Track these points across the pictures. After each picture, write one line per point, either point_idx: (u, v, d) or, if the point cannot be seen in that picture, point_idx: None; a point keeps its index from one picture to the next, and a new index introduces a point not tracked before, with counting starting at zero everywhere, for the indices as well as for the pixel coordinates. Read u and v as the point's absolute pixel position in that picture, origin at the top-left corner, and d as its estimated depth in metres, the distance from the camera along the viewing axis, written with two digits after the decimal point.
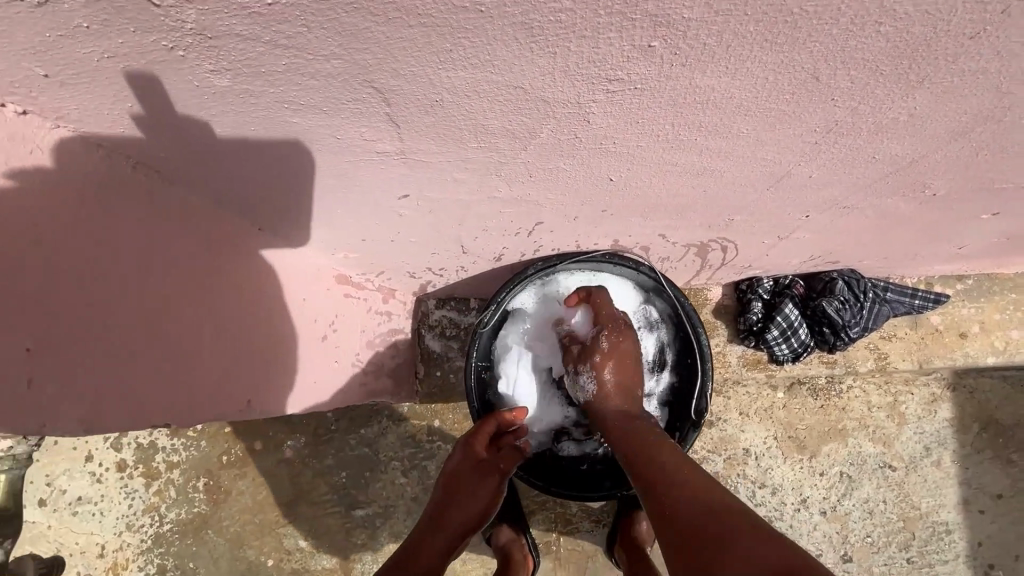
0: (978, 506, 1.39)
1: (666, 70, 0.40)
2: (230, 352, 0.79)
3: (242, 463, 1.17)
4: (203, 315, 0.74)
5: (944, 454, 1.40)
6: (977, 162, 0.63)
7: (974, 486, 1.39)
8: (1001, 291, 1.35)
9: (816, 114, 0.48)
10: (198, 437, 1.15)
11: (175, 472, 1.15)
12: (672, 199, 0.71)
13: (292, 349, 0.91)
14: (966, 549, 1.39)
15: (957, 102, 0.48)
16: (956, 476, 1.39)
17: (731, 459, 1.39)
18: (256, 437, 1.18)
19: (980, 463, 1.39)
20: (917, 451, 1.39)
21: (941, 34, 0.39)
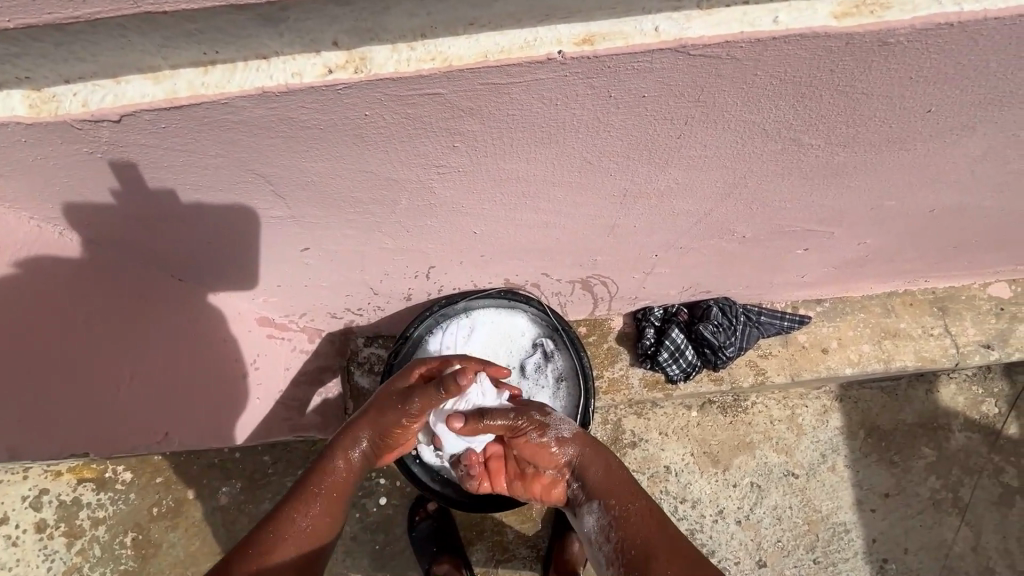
0: (869, 505, 1.65)
1: (472, 155, 0.55)
2: (150, 393, 0.93)
3: (174, 515, 1.23)
4: (127, 358, 0.87)
5: (837, 459, 1.67)
6: (755, 213, 0.82)
7: (865, 487, 1.65)
8: (853, 311, 1.59)
9: (605, 184, 0.65)
10: (127, 490, 1.22)
11: (100, 530, 1.21)
12: (533, 246, 0.87)
13: (212, 391, 1.03)
14: (863, 545, 1.63)
15: (704, 174, 0.66)
16: (849, 478, 1.66)
17: (654, 476, 1.61)
18: (188, 487, 1.24)
19: (867, 464, 1.67)
20: (814, 458, 1.65)
21: (655, 136, 0.55)
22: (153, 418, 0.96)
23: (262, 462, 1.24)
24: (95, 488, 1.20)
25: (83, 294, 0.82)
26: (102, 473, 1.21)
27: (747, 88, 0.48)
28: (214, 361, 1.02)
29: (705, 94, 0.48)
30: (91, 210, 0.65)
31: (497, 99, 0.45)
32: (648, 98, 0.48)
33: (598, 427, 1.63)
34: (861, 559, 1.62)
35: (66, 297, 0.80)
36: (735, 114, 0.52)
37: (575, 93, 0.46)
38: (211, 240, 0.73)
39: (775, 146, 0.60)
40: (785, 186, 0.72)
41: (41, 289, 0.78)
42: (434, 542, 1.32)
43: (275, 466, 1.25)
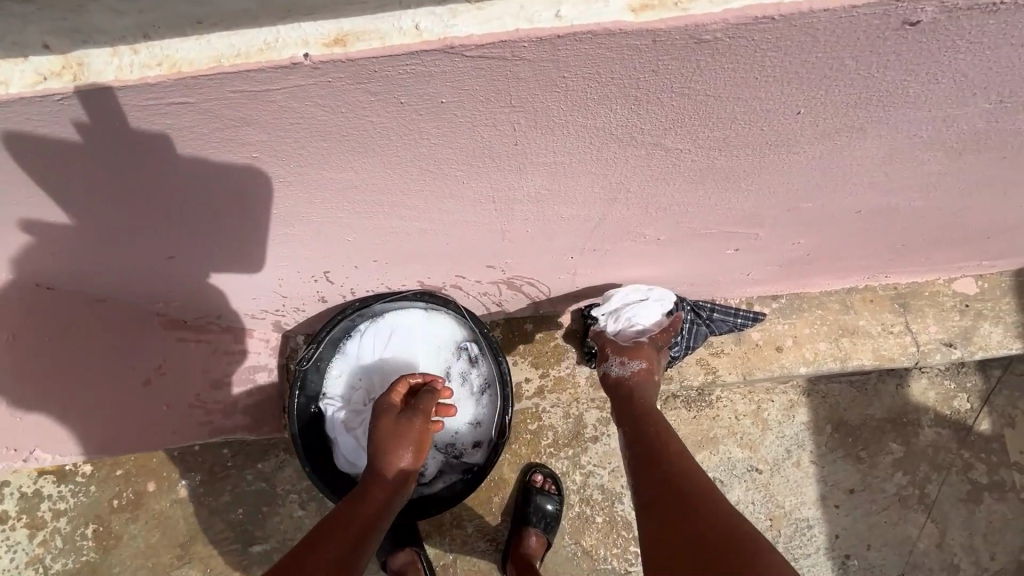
0: (833, 501, 1.61)
1: (285, 162, 0.49)
2: (63, 406, 1.01)
3: (132, 507, 1.27)
4: (30, 376, 0.96)
5: (802, 455, 1.63)
6: (659, 216, 0.76)
7: (829, 483, 1.62)
8: (810, 308, 1.53)
9: (465, 192, 0.60)
10: (87, 483, 1.26)
11: (61, 521, 1.26)
12: (427, 250, 0.82)
13: (130, 396, 1.07)
14: (825, 541, 1.60)
15: (574, 180, 0.60)
16: (814, 474, 1.62)
17: (615, 471, 1.54)
18: (148, 479, 1.28)
19: (832, 460, 1.63)
20: (778, 453, 1.62)
21: (485, 142, 0.49)
22: (69, 425, 1.03)
23: (219, 455, 1.29)
24: (56, 482, 1.25)
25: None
26: (63, 466, 1.26)
27: (556, 92, 0.42)
28: (123, 368, 1.05)
29: (517, 99, 0.42)
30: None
31: (262, 108, 0.40)
32: (448, 104, 0.42)
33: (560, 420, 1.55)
34: (823, 554, 1.60)
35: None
36: (567, 119, 0.46)
37: (353, 100, 0.40)
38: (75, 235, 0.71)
39: (639, 151, 0.54)
40: (675, 191, 0.67)
41: None
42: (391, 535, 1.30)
43: (234, 459, 1.31)
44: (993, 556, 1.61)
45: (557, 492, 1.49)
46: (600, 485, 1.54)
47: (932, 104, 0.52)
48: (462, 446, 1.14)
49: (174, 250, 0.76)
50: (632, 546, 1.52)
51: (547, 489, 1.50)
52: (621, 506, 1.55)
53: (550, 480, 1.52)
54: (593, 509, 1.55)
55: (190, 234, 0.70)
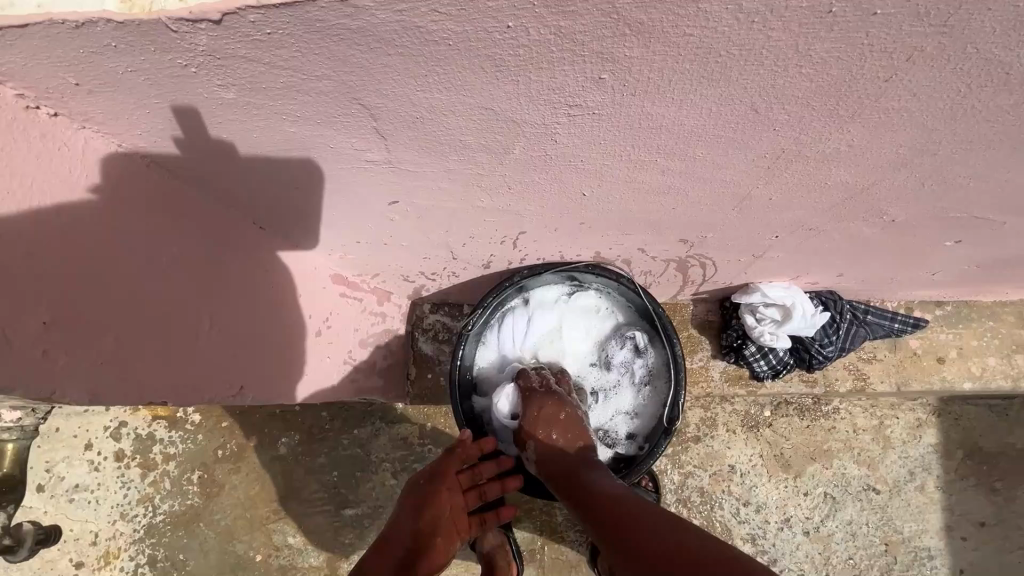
0: (960, 533, 1.48)
1: (619, 90, 0.44)
2: (229, 340, 0.83)
3: (235, 458, 1.29)
4: (209, 299, 0.78)
5: (927, 479, 1.49)
6: (924, 191, 0.67)
7: (957, 513, 1.48)
8: (980, 318, 1.38)
9: (759, 142, 0.54)
10: (194, 431, 1.30)
11: (170, 465, 1.29)
12: (641, 215, 0.77)
13: (276, 341, 0.94)
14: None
15: (891, 135, 0.53)
16: (939, 501, 1.48)
17: (715, 475, 1.50)
18: (249, 434, 1.31)
19: (962, 488, 1.48)
20: (900, 474, 1.49)
21: (856, 76, 0.43)
22: (231, 366, 0.84)
23: (319, 416, 1.30)
24: (167, 426, 1.29)
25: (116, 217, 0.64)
26: (174, 412, 1.31)
27: (1007, 6, 0.36)
28: (278, 312, 0.93)
29: (955, 14, 0.37)
30: (194, 153, 0.63)
31: (678, 12, 0.36)
32: (877, 16, 0.36)
33: None
34: None
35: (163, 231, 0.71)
36: (969, 48, 0.40)
37: (779, 7, 0.36)
38: (295, 182, 0.67)
39: (1006, 99, 0.47)
40: (984, 158, 0.58)
41: (125, 221, 0.66)
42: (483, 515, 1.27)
43: (332, 422, 1.32)
44: None
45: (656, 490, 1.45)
46: (699, 487, 1.49)
47: None
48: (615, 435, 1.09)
49: (361, 199, 0.71)
50: None
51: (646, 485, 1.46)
52: (721, 512, 1.49)
53: (648, 477, 1.47)
54: (692, 511, 1.49)
55: (426, 188, 0.66)
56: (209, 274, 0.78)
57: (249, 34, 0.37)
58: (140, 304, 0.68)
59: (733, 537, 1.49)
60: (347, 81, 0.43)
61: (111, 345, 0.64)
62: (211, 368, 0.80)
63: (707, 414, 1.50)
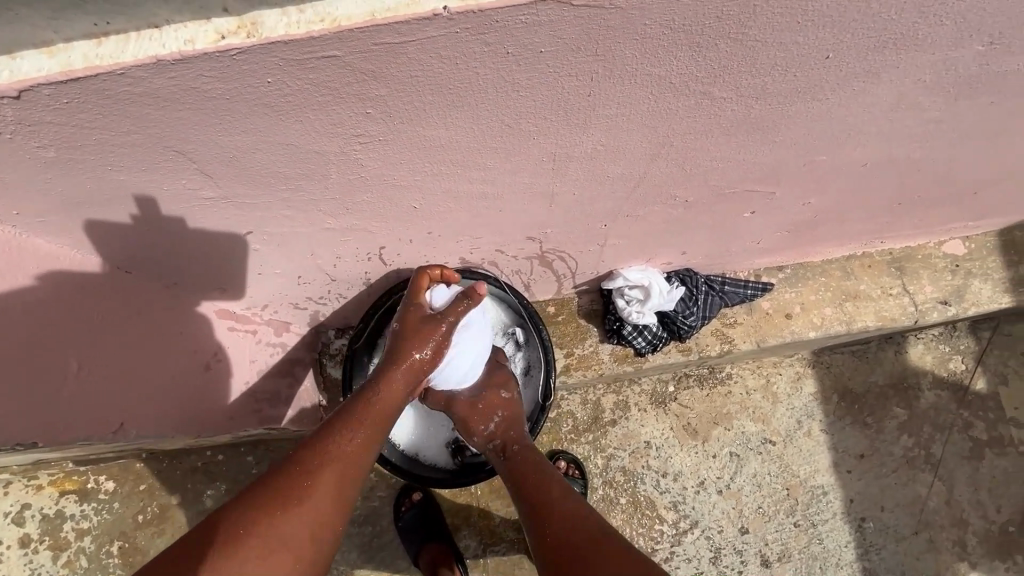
0: (845, 467, 1.69)
1: (391, 118, 0.55)
2: (99, 378, 0.91)
3: (159, 520, 1.32)
4: (71, 342, 0.87)
5: (813, 424, 1.71)
6: (691, 174, 0.84)
7: (839, 449, 1.70)
8: (814, 276, 1.62)
9: (530, 149, 0.67)
10: (110, 500, 1.32)
11: (86, 539, 1.31)
12: (478, 219, 0.89)
13: (168, 376, 1.01)
14: (841, 505, 1.67)
15: (626, 134, 0.68)
16: (824, 442, 1.70)
17: (635, 452, 1.65)
18: (173, 492, 1.34)
19: (841, 428, 1.71)
20: (790, 424, 1.70)
21: (564, 93, 0.56)
22: (105, 400, 0.93)
23: (245, 460, 1.36)
24: (78, 500, 1.31)
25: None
26: (85, 484, 1.32)
27: (634, 38, 0.50)
28: (167, 349, 1.00)
29: (600, 47, 0.50)
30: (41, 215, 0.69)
31: (393, 60, 0.47)
32: (546, 53, 0.49)
33: (578, 407, 1.67)
34: (840, 518, 1.67)
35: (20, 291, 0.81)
36: (636, 68, 0.54)
37: (471, 51, 0.47)
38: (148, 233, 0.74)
39: (689, 101, 0.62)
40: (712, 144, 0.74)
41: None
42: (418, 532, 1.37)
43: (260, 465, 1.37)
44: (998, 508, 1.69)
45: (581, 476, 1.59)
46: (621, 467, 1.64)
47: (935, 47, 0.61)
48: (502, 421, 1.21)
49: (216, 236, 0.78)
50: (656, 524, 1.62)
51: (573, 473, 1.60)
52: (644, 486, 1.64)
53: (574, 465, 1.61)
54: (618, 491, 1.65)
55: (275, 215, 0.75)
56: (70, 317, 0.87)
57: (46, 103, 0.45)
58: None
59: (657, 508, 1.64)
60: (156, 134, 0.51)
61: None
62: (81, 402, 0.90)
63: (619, 398, 1.66)
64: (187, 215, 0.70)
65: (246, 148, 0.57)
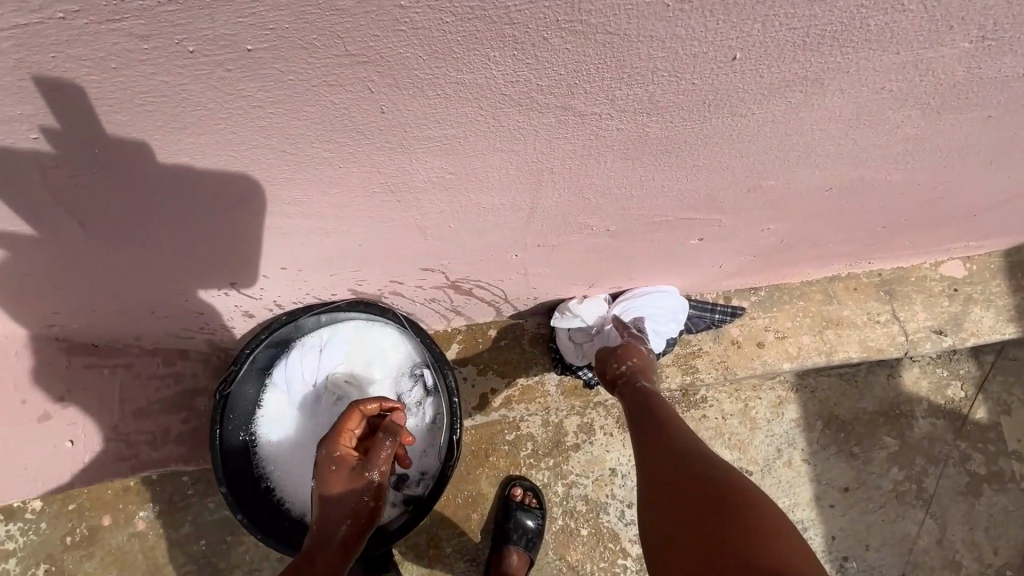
0: (828, 500, 1.52)
1: (90, 134, 0.40)
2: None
3: (88, 543, 1.19)
4: None
5: (795, 454, 1.53)
6: (591, 202, 0.65)
7: (823, 481, 1.52)
8: (791, 299, 1.43)
9: (348, 179, 0.50)
10: (36, 519, 1.18)
11: (10, 561, 1.17)
12: (342, 254, 0.72)
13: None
14: (822, 543, 1.50)
15: (479, 161, 0.50)
16: (808, 472, 1.52)
17: (598, 480, 1.44)
18: (104, 513, 1.20)
19: (825, 458, 1.53)
20: (769, 453, 1.52)
21: (342, 109, 0.38)
22: None
23: (179, 481, 1.21)
24: (1, 520, 1.17)
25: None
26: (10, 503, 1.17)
27: (398, 30, 0.32)
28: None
29: (350, 42, 0.32)
30: None
31: (4, 65, 0.32)
32: (259, 52, 0.32)
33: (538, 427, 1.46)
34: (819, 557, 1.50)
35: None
36: (434, 75, 0.36)
37: (121, 49, 0.31)
38: None
39: (547, 120, 0.44)
40: (608, 170, 0.56)
41: None
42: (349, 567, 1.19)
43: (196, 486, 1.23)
44: (996, 551, 1.51)
45: (539, 506, 1.39)
46: (583, 496, 1.44)
47: (896, 43, 0.42)
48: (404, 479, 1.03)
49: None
50: (619, 560, 1.41)
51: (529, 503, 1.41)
52: (607, 517, 1.44)
53: (532, 493, 1.41)
54: (578, 520, 1.45)
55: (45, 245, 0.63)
56: None
57: None
58: None
59: (621, 542, 1.43)
60: None
61: None
62: None
63: (584, 419, 1.45)
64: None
65: None
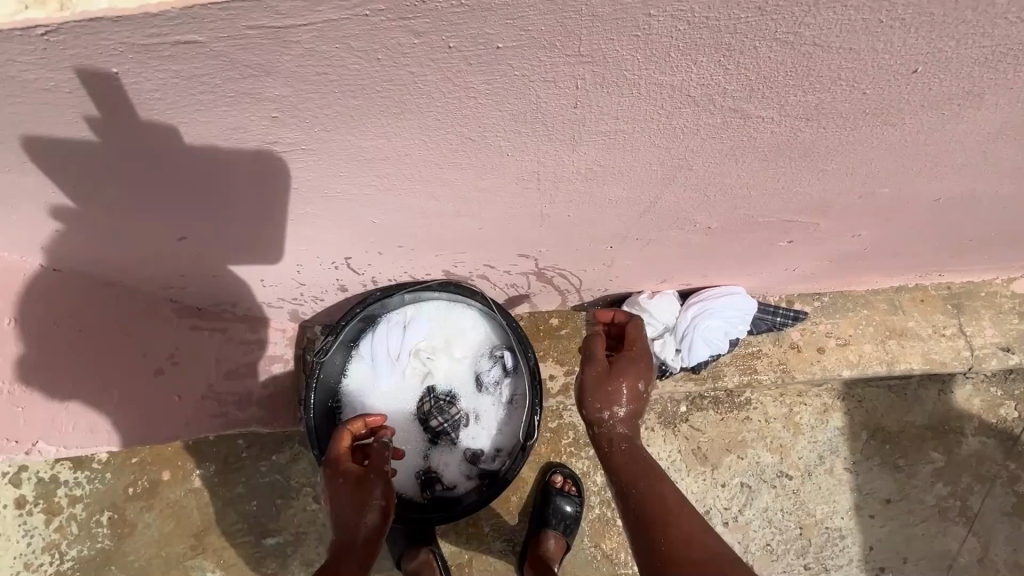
0: (868, 510, 1.50)
1: (304, 125, 0.43)
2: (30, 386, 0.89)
3: (148, 495, 1.20)
4: None
5: (836, 461, 1.51)
6: (711, 201, 0.68)
7: (864, 491, 1.50)
8: (856, 308, 1.43)
9: (506, 167, 0.53)
10: (104, 469, 1.20)
11: (78, 507, 1.18)
12: (459, 236, 0.76)
13: (124, 383, 0.99)
14: (859, 552, 1.49)
15: (630, 155, 0.53)
16: (847, 482, 1.50)
17: None
18: (164, 467, 1.21)
19: (868, 469, 1.51)
20: (811, 459, 1.51)
21: (540, 103, 0.42)
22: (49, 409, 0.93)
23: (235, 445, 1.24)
24: (72, 467, 1.18)
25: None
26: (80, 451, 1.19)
27: (632, 34, 0.35)
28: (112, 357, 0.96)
29: (584, 45, 0.35)
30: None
31: (285, 51, 0.35)
32: (504, 51, 0.36)
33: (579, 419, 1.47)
34: (856, 566, 1.48)
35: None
36: (638, 76, 0.39)
37: (394, 43, 0.35)
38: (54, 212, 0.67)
39: (713, 121, 0.47)
40: (744, 170, 0.58)
41: None
42: None
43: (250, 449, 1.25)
44: None
45: (578, 493, 1.39)
46: None
47: None
48: (481, 453, 1.09)
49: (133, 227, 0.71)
50: None
51: (569, 490, 1.40)
52: None
53: (571, 480, 1.41)
54: (615, 511, 1.45)
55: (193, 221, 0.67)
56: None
57: None
58: None
59: None
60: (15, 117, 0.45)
61: None
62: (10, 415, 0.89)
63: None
64: (106, 193, 0.60)
65: (114, 137, 0.47)
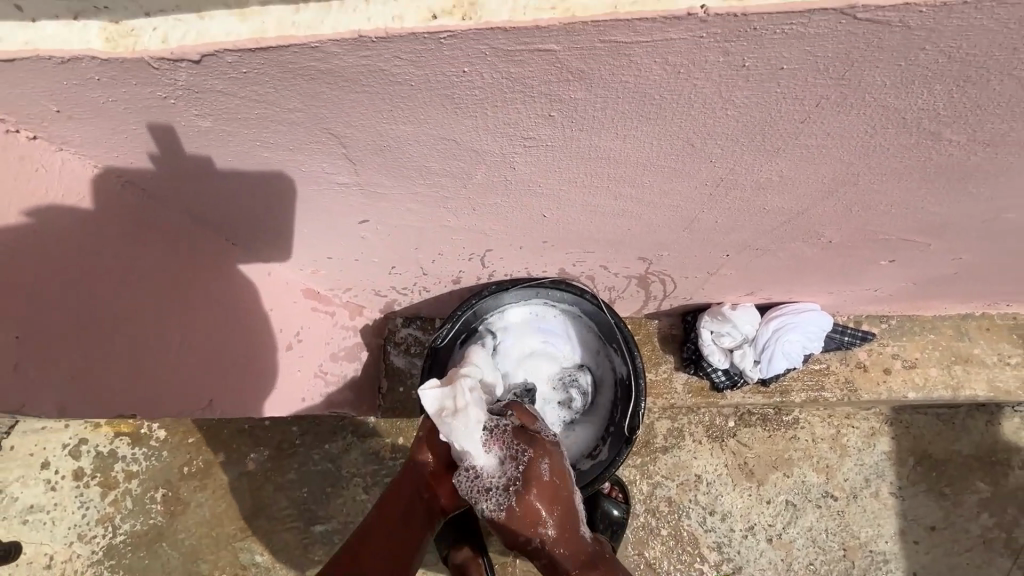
0: (912, 536, 1.37)
1: (575, 112, 0.47)
2: (196, 353, 0.83)
3: None
4: (171, 320, 0.78)
5: (882, 485, 1.39)
6: (849, 217, 0.75)
7: (909, 517, 1.38)
8: (923, 331, 1.46)
9: (699, 171, 0.59)
10: None
11: None
12: (598, 234, 0.81)
13: (261, 358, 0.97)
14: None
15: (813, 167, 0.59)
16: (893, 507, 1.38)
17: (682, 484, 1.37)
18: None
19: (914, 494, 1.39)
20: (858, 481, 1.39)
21: (777, 116, 0.48)
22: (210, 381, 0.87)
23: None
24: None
25: (95, 229, 0.68)
26: None
27: (897, 64, 0.41)
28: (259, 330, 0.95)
29: (851, 71, 0.42)
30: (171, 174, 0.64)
31: (612, 63, 0.41)
32: (784, 71, 0.42)
33: None
34: None
35: (144, 260, 0.74)
36: (875, 99, 0.46)
37: (702, 61, 0.41)
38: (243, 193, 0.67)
39: (908, 140, 0.53)
40: (900, 188, 0.65)
41: (98, 241, 0.68)
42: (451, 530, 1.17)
43: None
44: None
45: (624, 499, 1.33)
46: (666, 497, 1.36)
47: None
48: (579, 449, 1.11)
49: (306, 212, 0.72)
50: (694, 568, 1.32)
51: (613, 496, 1.33)
52: (687, 522, 1.35)
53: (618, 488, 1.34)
54: (658, 520, 1.36)
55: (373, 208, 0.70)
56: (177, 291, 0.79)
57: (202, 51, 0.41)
58: (100, 321, 0.68)
59: (698, 548, 1.34)
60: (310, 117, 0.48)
61: (84, 366, 0.67)
62: (182, 386, 0.83)
63: (675, 424, 1.40)
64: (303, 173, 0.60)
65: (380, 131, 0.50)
